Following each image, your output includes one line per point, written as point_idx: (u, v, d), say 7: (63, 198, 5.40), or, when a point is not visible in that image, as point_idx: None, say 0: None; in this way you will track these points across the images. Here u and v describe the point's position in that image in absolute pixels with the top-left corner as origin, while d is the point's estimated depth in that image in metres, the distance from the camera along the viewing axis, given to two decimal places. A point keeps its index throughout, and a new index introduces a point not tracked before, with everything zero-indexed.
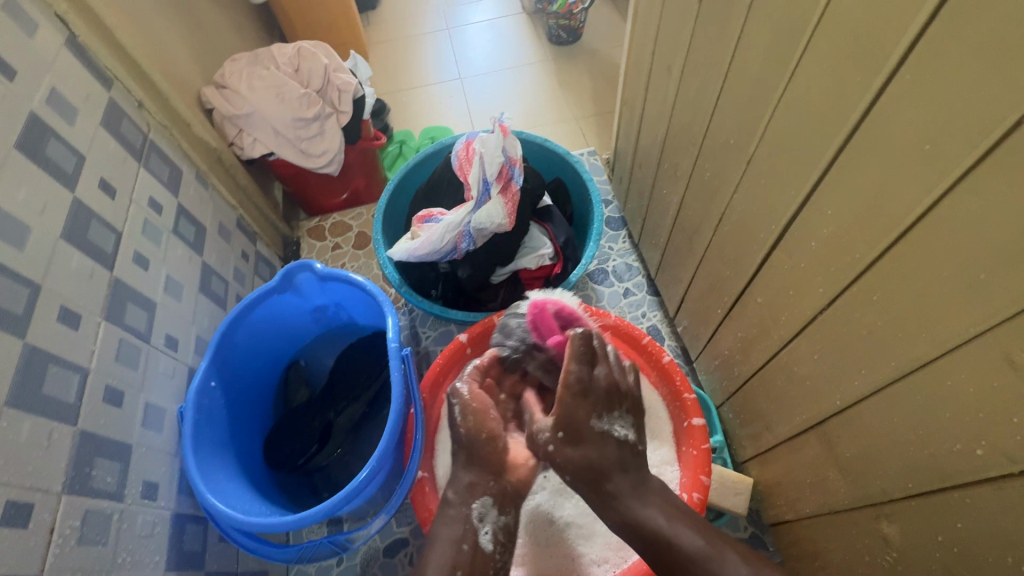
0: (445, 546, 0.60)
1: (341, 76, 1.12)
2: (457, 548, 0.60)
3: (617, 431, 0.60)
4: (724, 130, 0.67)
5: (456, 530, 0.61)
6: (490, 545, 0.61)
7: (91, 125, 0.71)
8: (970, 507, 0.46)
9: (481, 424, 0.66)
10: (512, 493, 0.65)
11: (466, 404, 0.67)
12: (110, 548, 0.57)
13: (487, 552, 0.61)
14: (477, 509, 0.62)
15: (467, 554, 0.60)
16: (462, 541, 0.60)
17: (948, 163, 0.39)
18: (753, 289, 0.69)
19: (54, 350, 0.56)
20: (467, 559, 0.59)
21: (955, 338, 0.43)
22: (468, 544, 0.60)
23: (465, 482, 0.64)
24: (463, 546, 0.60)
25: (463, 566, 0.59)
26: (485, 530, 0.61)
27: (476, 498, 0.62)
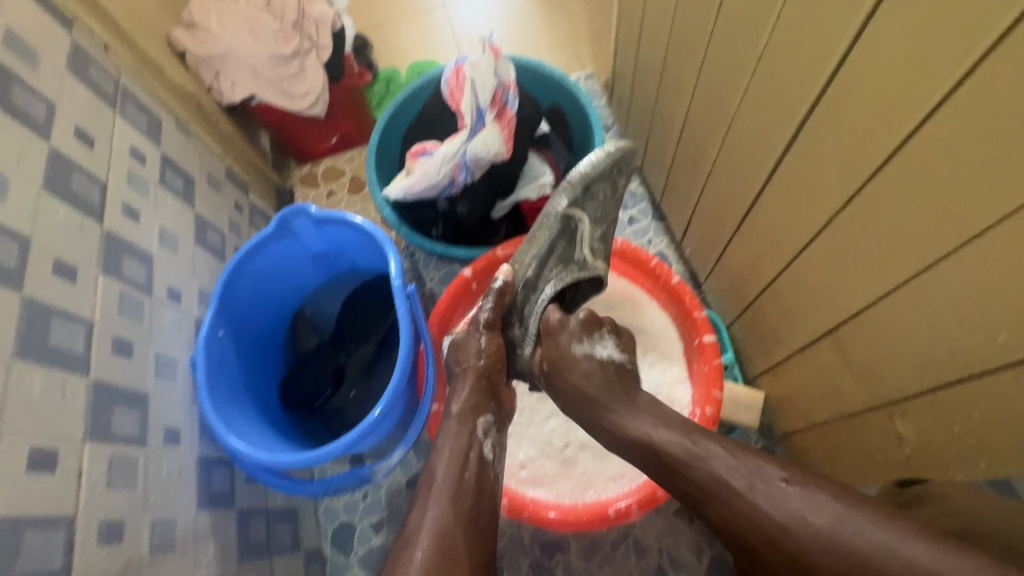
0: (453, 454, 0.62)
1: (317, 6, 1.04)
2: (465, 456, 0.62)
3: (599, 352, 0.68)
4: (731, 29, 0.62)
5: (463, 438, 0.63)
6: (490, 455, 0.64)
7: (57, 71, 0.67)
8: (989, 397, 0.45)
9: (485, 356, 0.70)
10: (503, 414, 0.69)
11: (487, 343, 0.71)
12: (140, 490, 0.58)
13: (488, 461, 0.63)
14: (482, 424, 0.65)
15: (473, 462, 0.62)
16: (468, 449, 0.62)
17: (982, 25, 0.35)
18: (763, 200, 0.67)
19: (55, 303, 0.56)
20: (473, 467, 0.61)
21: (982, 223, 0.40)
22: (474, 452, 0.62)
23: (470, 403, 0.66)
24: (469, 454, 0.62)
25: (471, 469, 0.61)
26: (488, 442, 0.64)
27: (480, 416, 0.65)
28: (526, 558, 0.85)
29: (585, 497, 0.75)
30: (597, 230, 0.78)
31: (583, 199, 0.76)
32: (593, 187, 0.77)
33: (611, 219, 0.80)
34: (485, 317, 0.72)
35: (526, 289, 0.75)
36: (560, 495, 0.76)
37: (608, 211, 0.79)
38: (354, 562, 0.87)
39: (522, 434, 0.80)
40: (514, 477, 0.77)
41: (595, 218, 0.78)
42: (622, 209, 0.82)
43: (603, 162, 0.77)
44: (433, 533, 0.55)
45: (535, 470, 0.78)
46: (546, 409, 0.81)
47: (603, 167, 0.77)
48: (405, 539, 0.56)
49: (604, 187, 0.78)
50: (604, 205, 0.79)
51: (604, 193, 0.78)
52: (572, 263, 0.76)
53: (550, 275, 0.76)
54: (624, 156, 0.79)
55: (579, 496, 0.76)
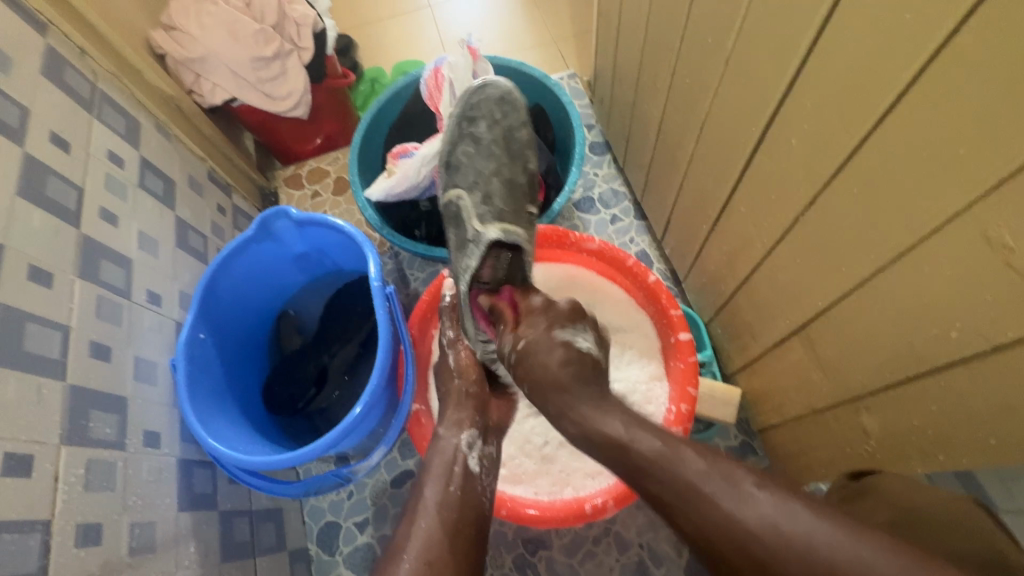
0: (439, 470, 0.61)
1: (297, 7, 1.05)
2: (451, 470, 0.61)
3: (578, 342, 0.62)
4: (701, 30, 0.63)
5: (448, 452, 0.63)
6: (477, 469, 0.62)
7: (31, 76, 0.67)
8: (945, 391, 0.47)
9: (465, 370, 0.73)
10: (494, 429, 0.69)
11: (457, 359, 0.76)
12: (118, 492, 0.59)
13: (475, 475, 0.62)
14: (466, 438, 0.64)
15: (459, 475, 0.61)
16: (454, 463, 0.62)
17: (926, 30, 0.36)
18: (736, 199, 0.68)
19: (29, 308, 0.56)
20: (459, 479, 0.61)
21: (934, 221, 0.41)
22: (459, 466, 0.61)
23: (455, 419, 0.67)
24: (455, 467, 0.61)
25: (456, 482, 0.60)
26: (474, 454, 0.63)
27: (464, 429, 0.65)
28: (510, 555, 0.86)
29: (564, 494, 0.76)
30: (477, 195, 0.77)
31: (448, 175, 0.78)
32: (453, 160, 0.78)
33: (495, 171, 0.78)
34: (450, 334, 0.78)
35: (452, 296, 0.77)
36: (539, 492, 0.77)
37: (482, 168, 0.78)
38: (340, 561, 0.88)
39: (503, 433, 0.81)
40: None
41: (469, 188, 0.77)
42: (502, 153, 0.79)
43: (449, 126, 0.80)
44: (422, 545, 0.54)
45: (515, 468, 0.79)
46: (526, 408, 0.82)
47: (450, 132, 0.79)
48: (392, 551, 0.55)
49: (464, 148, 0.78)
50: (470, 167, 0.78)
51: (465, 155, 0.78)
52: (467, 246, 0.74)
53: (461, 269, 0.75)
54: (467, 101, 0.79)
55: (558, 493, 0.76)
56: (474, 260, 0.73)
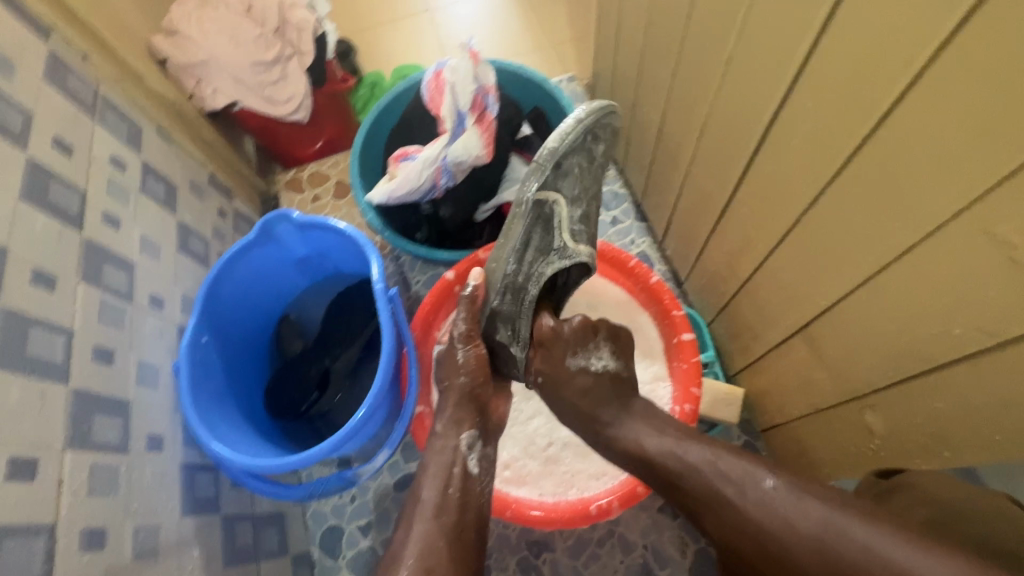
0: (437, 470, 0.62)
1: (298, 11, 1.04)
2: (450, 471, 0.61)
3: (595, 364, 0.67)
4: (701, 32, 0.63)
5: (447, 454, 0.63)
6: (476, 471, 0.63)
7: (34, 82, 0.67)
8: (949, 389, 0.47)
9: (472, 372, 0.69)
10: (492, 431, 0.68)
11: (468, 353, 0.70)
12: (122, 496, 0.59)
13: (474, 477, 0.62)
14: (465, 439, 0.64)
15: (458, 477, 0.61)
16: (453, 465, 0.62)
17: (928, 31, 0.36)
18: (737, 200, 0.68)
19: (33, 313, 0.56)
20: (458, 483, 0.61)
21: (934, 219, 0.42)
22: (457, 468, 0.62)
23: (453, 418, 0.66)
24: (454, 469, 0.62)
25: (455, 485, 0.60)
26: (473, 456, 0.63)
27: (463, 430, 0.65)
28: (514, 558, 0.86)
29: (568, 496, 0.76)
30: (574, 211, 0.73)
31: (554, 177, 0.71)
32: (568, 164, 0.72)
33: (589, 193, 0.75)
34: (462, 329, 0.72)
35: (498, 288, 0.71)
36: (543, 494, 0.77)
37: (588, 187, 0.75)
38: (343, 565, 0.88)
39: (506, 435, 0.81)
40: (499, 477, 0.78)
41: (572, 198, 0.73)
42: (599, 179, 0.77)
43: (575, 134, 0.72)
44: (418, 550, 0.55)
45: (518, 470, 0.79)
46: (529, 410, 0.82)
47: (577, 137, 0.72)
48: (394, 552, 0.56)
49: (578, 159, 0.73)
50: (578, 179, 0.74)
51: (579, 167, 0.73)
52: (551, 253, 0.71)
53: (529, 270, 0.71)
54: (595, 120, 0.73)
55: (562, 494, 0.76)
56: (554, 271, 0.71)
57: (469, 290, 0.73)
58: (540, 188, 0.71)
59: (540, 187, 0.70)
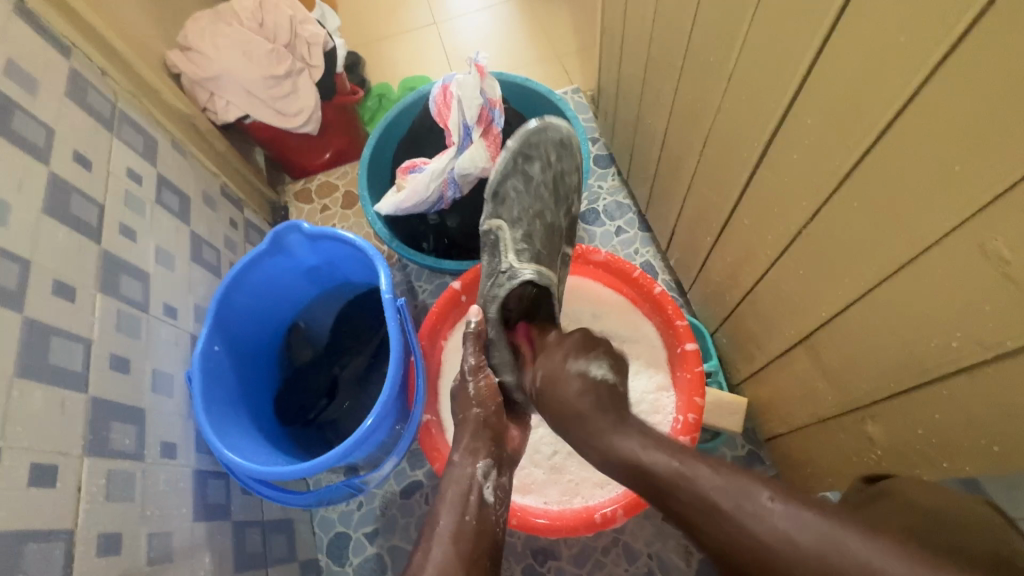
0: (455, 497, 0.61)
1: (307, 28, 1.08)
2: (466, 499, 0.61)
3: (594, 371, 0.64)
4: (703, 49, 0.65)
5: (464, 481, 0.63)
6: (492, 499, 0.62)
7: (56, 98, 0.69)
8: (948, 400, 0.48)
9: (485, 401, 0.71)
10: (507, 460, 0.67)
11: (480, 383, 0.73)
12: (137, 502, 0.60)
13: (491, 505, 0.61)
14: (482, 467, 0.63)
15: (474, 505, 0.61)
16: (469, 492, 0.62)
17: (923, 52, 0.38)
18: (739, 212, 0.69)
19: (54, 322, 0.58)
20: (474, 510, 0.60)
21: (932, 234, 0.43)
22: (474, 495, 0.61)
23: (470, 446, 0.66)
24: (470, 497, 0.61)
25: (472, 512, 0.60)
26: (489, 484, 0.63)
27: (480, 458, 0.64)
28: (519, 565, 0.86)
29: (573, 504, 0.77)
30: (519, 230, 0.78)
31: (495, 206, 0.80)
32: (501, 191, 0.80)
33: (534, 211, 0.79)
34: (472, 362, 0.74)
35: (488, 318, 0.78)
36: (548, 502, 0.77)
37: (528, 206, 0.79)
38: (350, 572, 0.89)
39: None
40: None
41: (512, 220, 0.78)
42: (552, 195, 0.81)
43: (506, 160, 0.80)
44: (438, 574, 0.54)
45: (524, 478, 0.80)
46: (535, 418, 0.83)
47: (507, 163, 0.80)
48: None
49: (514, 183, 0.80)
50: (518, 200, 0.79)
51: (513, 189, 0.79)
52: (499, 277, 0.77)
53: (491, 295, 0.76)
54: (524, 141, 0.80)
55: (567, 502, 0.77)
56: (502, 293, 0.75)
57: (472, 325, 0.76)
58: (485, 222, 0.80)
59: (484, 221, 0.80)
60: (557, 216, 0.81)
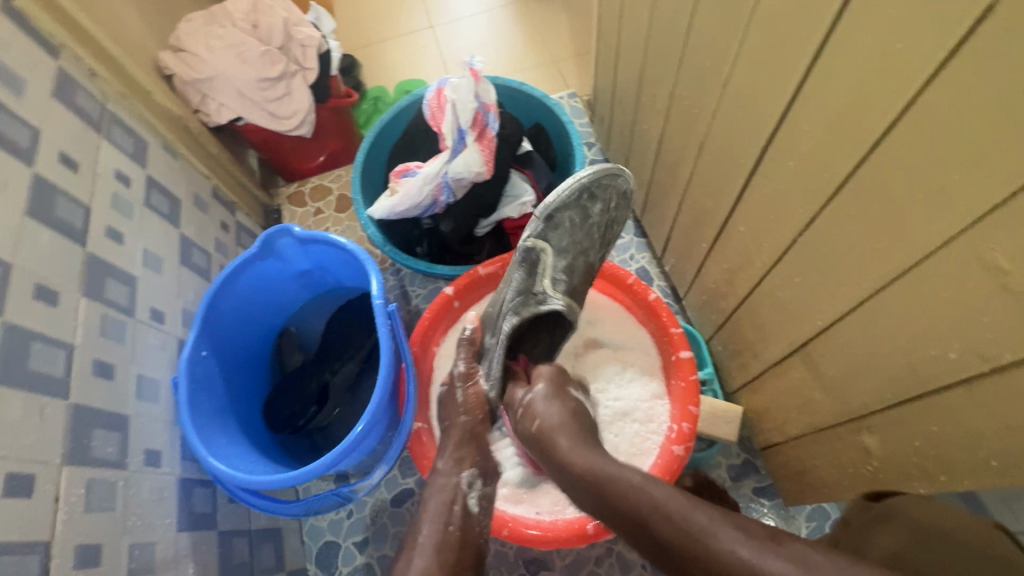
0: (438, 507, 0.60)
1: (303, 30, 1.08)
2: (450, 508, 0.60)
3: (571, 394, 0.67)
4: (699, 54, 0.64)
5: (448, 491, 0.61)
6: (476, 509, 0.61)
7: (43, 98, 0.68)
8: (945, 412, 0.47)
9: (471, 410, 0.71)
10: (493, 469, 0.67)
11: (468, 393, 0.73)
12: (119, 512, 0.59)
13: (475, 515, 0.60)
14: (466, 477, 0.63)
15: (458, 514, 0.59)
16: (454, 501, 0.60)
17: (921, 59, 0.37)
18: (735, 219, 0.68)
19: (35, 327, 0.56)
20: (458, 520, 0.59)
21: (930, 244, 0.42)
22: (458, 505, 0.60)
23: (455, 456, 0.66)
24: (455, 506, 0.60)
25: (456, 523, 0.58)
26: (474, 493, 0.62)
27: (464, 467, 0.64)
28: None
29: (566, 514, 0.75)
30: (563, 260, 0.75)
31: (546, 228, 0.75)
32: (557, 219, 0.75)
33: (581, 247, 0.76)
34: (461, 368, 0.76)
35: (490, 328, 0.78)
36: (541, 512, 0.76)
37: (577, 243, 0.76)
38: None
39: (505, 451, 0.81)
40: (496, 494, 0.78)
41: (560, 249, 0.75)
42: (596, 238, 0.78)
43: (571, 190, 0.74)
44: None
45: (516, 487, 0.78)
46: None
47: (571, 195, 0.74)
48: None
49: (571, 215, 0.75)
50: (571, 232, 0.75)
51: (570, 220, 0.75)
52: (529, 299, 0.74)
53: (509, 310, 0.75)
54: (596, 179, 0.75)
55: (560, 512, 0.76)
56: (531, 314, 0.73)
57: (467, 333, 0.78)
58: (529, 236, 0.75)
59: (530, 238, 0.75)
60: (594, 255, 0.78)
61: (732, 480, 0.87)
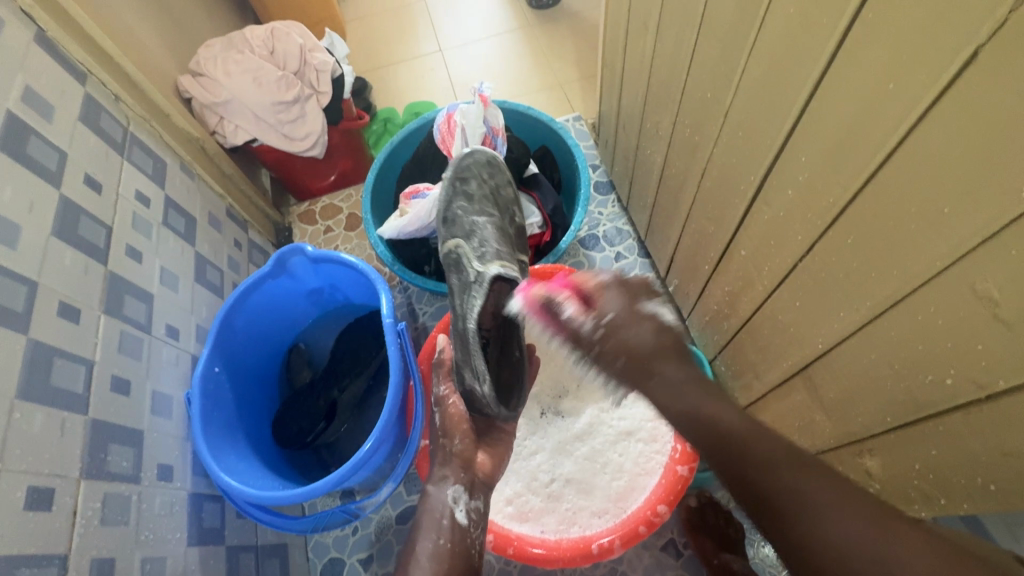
0: (429, 524, 0.62)
1: (317, 56, 1.12)
2: (438, 523, 0.62)
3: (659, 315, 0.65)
4: (702, 85, 0.67)
5: (438, 506, 0.63)
6: (464, 521, 0.63)
7: (70, 122, 0.71)
8: (944, 436, 0.48)
9: (452, 430, 0.71)
10: (481, 483, 0.68)
11: (446, 411, 0.73)
12: (132, 526, 0.60)
13: (463, 527, 0.63)
14: (452, 492, 0.64)
15: (447, 529, 0.62)
16: (442, 516, 0.63)
17: (913, 99, 0.39)
18: (737, 242, 0.70)
19: (58, 344, 0.58)
20: (447, 533, 0.62)
21: (926, 272, 0.43)
22: (447, 519, 0.62)
23: (444, 472, 0.67)
24: (443, 521, 0.62)
25: (445, 537, 0.61)
26: (460, 507, 0.64)
27: (450, 483, 0.65)
28: None
29: (570, 533, 0.76)
30: (474, 241, 0.76)
31: (445, 228, 0.78)
32: (449, 215, 0.79)
33: (483, 221, 0.79)
34: (439, 391, 0.75)
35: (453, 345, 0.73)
36: (546, 531, 0.77)
37: (479, 217, 0.79)
38: None
39: (510, 469, 0.82)
40: (502, 512, 0.78)
41: (467, 234, 0.77)
42: (492, 207, 0.82)
43: (444, 187, 0.81)
44: None
45: (521, 506, 0.79)
46: (533, 444, 0.82)
47: (447, 189, 0.81)
48: None
49: (459, 204, 0.80)
50: (466, 216, 0.79)
51: (461, 209, 0.79)
52: (470, 288, 0.72)
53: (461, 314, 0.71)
54: (458, 165, 0.82)
55: (564, 531, 0.76)
56: (479, 298, 0.69)
57: (438, 356, 0.78)
58: (446, 244, 0.78)
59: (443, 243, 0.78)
60: (500, 221, 0.82)
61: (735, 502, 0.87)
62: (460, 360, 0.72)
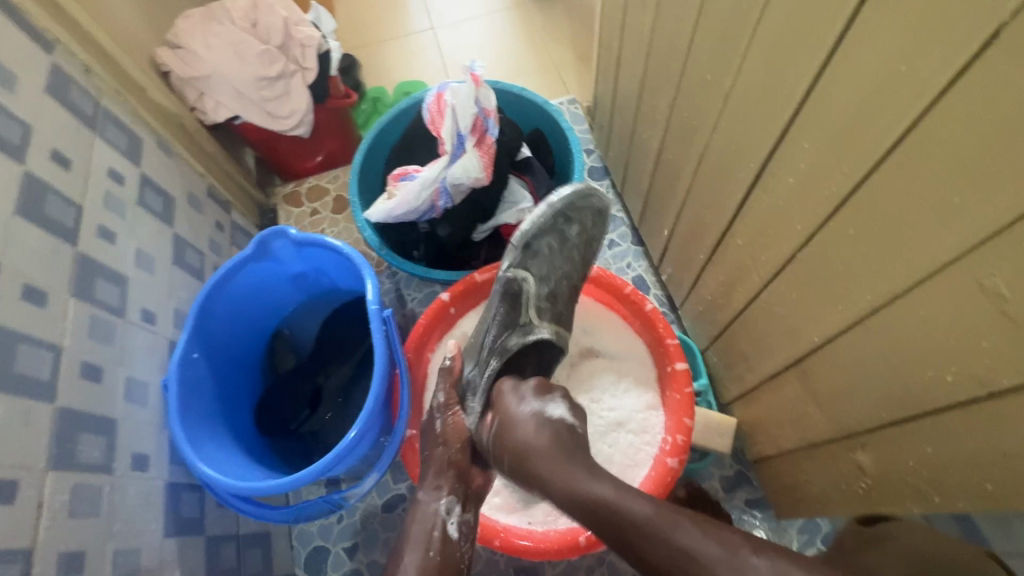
0: (418, 536, 0.61)
1: (303, 29, 1.06)
2: (428, 536, 0.60)
3: (543, 411, 0.59)
4: (701, 66, 0.64)
5: (428, 518, 0.62)
6: (456, 534, 0.62)
7: (34, 93, 0.67)
8: (941, 433, 0.46)
9: (450, 436, 0.68)
10: (474, 495, 0.67)
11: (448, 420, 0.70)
12: (104, 518, 0.58)
13: (455, 540, 0.61)
14: (444, 502, 0.63)
15: (438, 540, 0.60)
16: (433, 527, 0.61)
17: (925, 83, 0.37)
18: (733, 231, 0.68)
19: (24, 329, 0.55)
20: (438, 545, 0.60)
21: (930, 265, 0.42)
22: (438, 531, 0.61)
23: (437, 481, 0.65)
24: (433, 533, 0.61)
25: (437, 548, 0.60)
26: (453, 520, 0.62)
27: (443, 494, 0.64)
28: None
29: (558, 525, 0.75)
30: (543, 287, 0.75)
31: (525, 257, 0.75)
32: (535, 245, 0.75)
33: (561, 272, 0.77)
34: (440, 398, 0.72)
35: (471, 357, 0.74)
36: (533, 523, 0.76)
37: (558, 266, 0.77)
38: None
39: None
40: (489, 503, 0.77)
41: (540, 276, 0.75)
42: (574, 259, 0.79)
43: (546, 216, 0.76)
44: None
45: (509, 497, 0.78)
46: None
47: (546, 218, 0.76)
48: None
49: (548, 241, 0.76)
50: (549, 259, 0.76)
51: (548, 247, 0.76)
52: (516, 328, 0.72)
53: (499, 338, 0.72)
54: (572, 201, 0.77)
55: (552, 523, 0.75)
56: (517, 345, 0.71)
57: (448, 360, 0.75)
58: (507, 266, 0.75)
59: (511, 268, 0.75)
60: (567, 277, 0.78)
61: (724, 493, 0.87)
62: (472, 377, 0.72)
